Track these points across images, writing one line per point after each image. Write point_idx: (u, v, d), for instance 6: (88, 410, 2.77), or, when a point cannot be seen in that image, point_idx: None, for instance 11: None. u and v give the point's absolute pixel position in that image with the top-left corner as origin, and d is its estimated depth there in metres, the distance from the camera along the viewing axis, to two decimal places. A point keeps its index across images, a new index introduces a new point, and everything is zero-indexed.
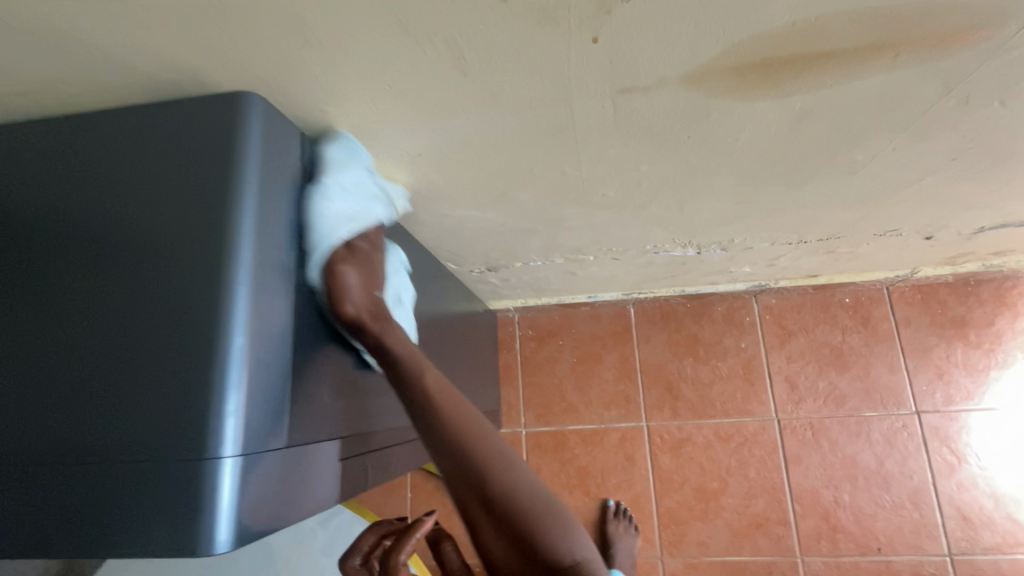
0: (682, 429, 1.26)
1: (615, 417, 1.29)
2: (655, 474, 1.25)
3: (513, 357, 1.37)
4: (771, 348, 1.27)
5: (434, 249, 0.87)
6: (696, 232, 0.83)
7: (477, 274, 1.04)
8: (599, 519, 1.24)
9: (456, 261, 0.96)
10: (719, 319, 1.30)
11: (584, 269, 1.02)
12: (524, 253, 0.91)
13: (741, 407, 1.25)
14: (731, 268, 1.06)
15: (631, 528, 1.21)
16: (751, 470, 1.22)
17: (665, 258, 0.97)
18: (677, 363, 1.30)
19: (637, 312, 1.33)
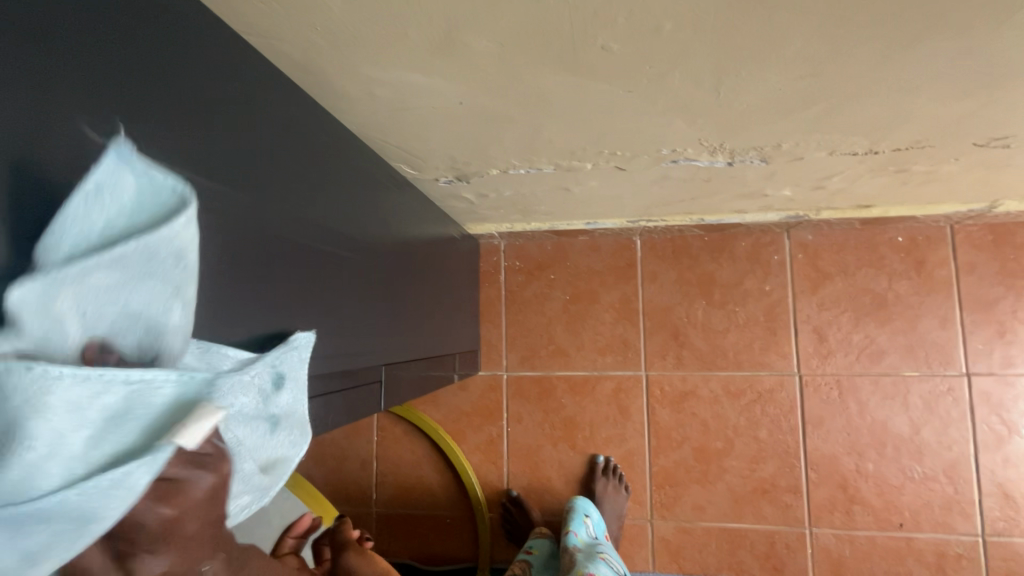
0: (686, 382, 1.09)
1: (610, 364, 1.12)
2: (651, 430, 1.10)
3: (497, 291, 1.18)
4: (801, 292, 1.07)
5: (375, 146, 0.64)
6: (733, 132, 0.61)
7: (446, 185, 0.82)
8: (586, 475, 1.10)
9: (415, 167, 0.73)
10: (741, 257, 1.09)
11: (580, 183, 0.81)
12: (503, 157, 0.70)
13: (758, 360, 1.07)
14: (768, 190, 0.84)
15: (621, 488, 1.07)
16: (762, 431, 1.06)
17: (686, 170, 0.75)
18: (687, 307, 1.10)
19: (644, 245, 1.13)
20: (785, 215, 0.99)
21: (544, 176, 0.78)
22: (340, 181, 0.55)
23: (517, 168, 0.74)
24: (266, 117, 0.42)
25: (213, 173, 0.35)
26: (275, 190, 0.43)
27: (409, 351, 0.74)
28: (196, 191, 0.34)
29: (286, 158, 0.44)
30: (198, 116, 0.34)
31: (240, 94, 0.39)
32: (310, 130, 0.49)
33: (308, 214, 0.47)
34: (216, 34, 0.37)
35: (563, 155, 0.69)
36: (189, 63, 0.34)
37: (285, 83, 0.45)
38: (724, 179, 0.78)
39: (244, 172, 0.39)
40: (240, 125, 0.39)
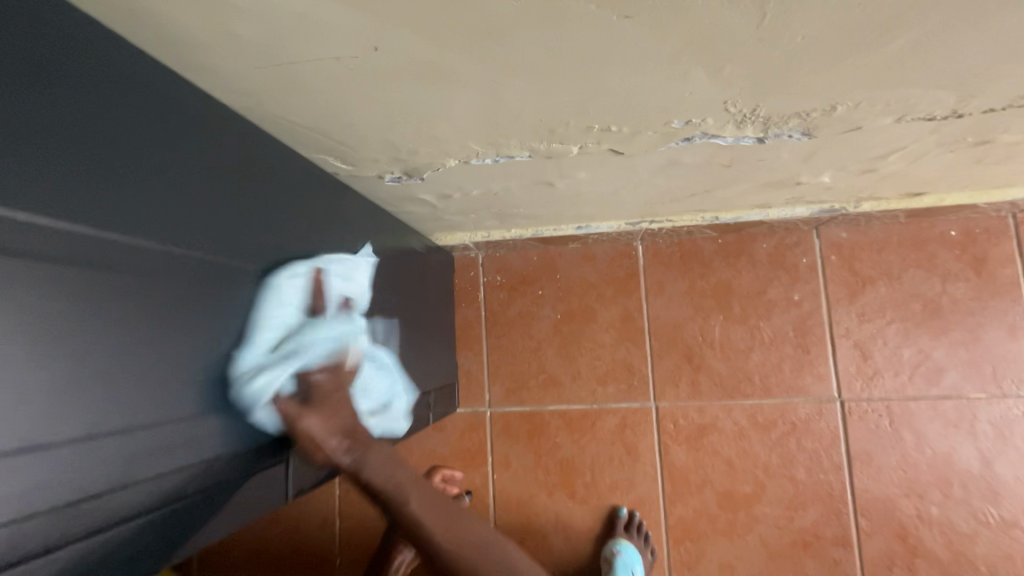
0: (704, 413, 0.91)
1: (612, 395, 0.94)
2: (665, 473, 0.91)
3: (476, 312, 1.00)
4: (837, 301, 0.89)
5: (278, 126, 0.47)
6: (776, 91, 0.44)
7: (394, 184, 0.64)
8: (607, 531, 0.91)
9: (346, 160, 0.56)
10: (763, 262, 0.92)
11: (565, 176, 0.63)
12: (459, 140, 0.52)
13: (790, 384, 0.89)
14: (803, 176, 0.67)
15: (647, 549, 0.88)
16: (799, 470, 0.88)
17: (701, 151, 0.57)
18: (701, 323, 0.93)
19: (647, 251, 0.95)
20: (816, 209, 0.82)
21: (518, 167, 0.60)
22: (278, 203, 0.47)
23: (481, 157, 0.57)
24: (169, 140, 0.36)
25: (40, 206, 0.28)
26: (182, 225, 0.36)
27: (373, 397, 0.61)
28: (54, 239, 0.29)
29: (197, 187, 0.38)
30: (60, 151, 0.29)
31: (125, 116, 0.33)
32: (233, 147, 0.42)
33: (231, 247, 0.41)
34: (47, 26, 0.29)
35: (538, 134, 0.51)
36: None
37: (192, 96, 0.39)
38: (749, 164, 0.61)
39: (133, 208, 0.33)
40: (125, 153, 0.33)
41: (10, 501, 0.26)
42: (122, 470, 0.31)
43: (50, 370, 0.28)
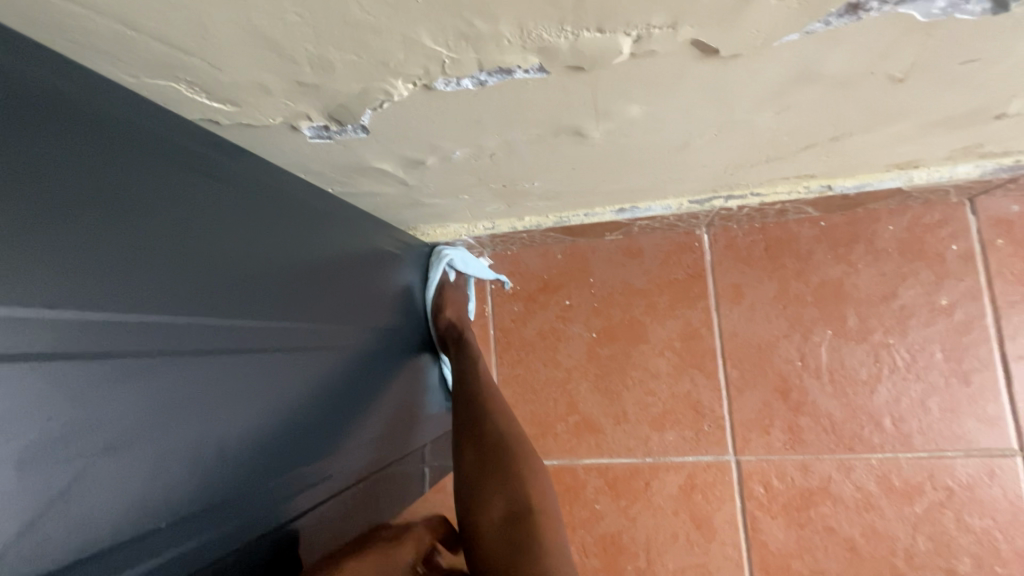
0: (810, 472, 0.63)
1: (673, 445, 0.67)
2: (755, 559, 0.64)
3: (483, 331, 0.75)
4: (1009, 308, 0.60)
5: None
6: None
7: (321, 142, 0.39)
8: None
9: (216, 93, 0.31)
10: (890, 251, 0.63)
11: (605, 113, 0.37)
12: (400, 30, 0.27)
13: (941, 430, 0.61)
14: (1013, 104, 0.39)
15: None
16: (962, 559, 0.59)
17: (867, 45, 0.30)
18: (800, 342, 0.65)
19: (717, 243, 0.68)
20: (990, 166, 0.53)
21: (522, 96, 0.34)
22: (242, 228, 0.36)
23: (449, 77, 0.31)
24: (41, 157, 0.25)
25: (208, 287, 0.32)
26: (245, 289, 0.35)
27: (364, 466, 0.47)
28: (248, 331, 0.35)
29: (97, 219, 0.26)
30: (242, 253, 0.35)
31: (273, 224, 0.39)
32: (158, 160, 0.31)
33: (166, 294, 0.29)
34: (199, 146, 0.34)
35: (553, 2, 0.25)
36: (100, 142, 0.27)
37: (62, 86, 0.26)
38: (942, 71, 0.34)
39: (118, 272, 0.27)
40: (264, 244, 0.37)
41: (173, 535, 0.29)
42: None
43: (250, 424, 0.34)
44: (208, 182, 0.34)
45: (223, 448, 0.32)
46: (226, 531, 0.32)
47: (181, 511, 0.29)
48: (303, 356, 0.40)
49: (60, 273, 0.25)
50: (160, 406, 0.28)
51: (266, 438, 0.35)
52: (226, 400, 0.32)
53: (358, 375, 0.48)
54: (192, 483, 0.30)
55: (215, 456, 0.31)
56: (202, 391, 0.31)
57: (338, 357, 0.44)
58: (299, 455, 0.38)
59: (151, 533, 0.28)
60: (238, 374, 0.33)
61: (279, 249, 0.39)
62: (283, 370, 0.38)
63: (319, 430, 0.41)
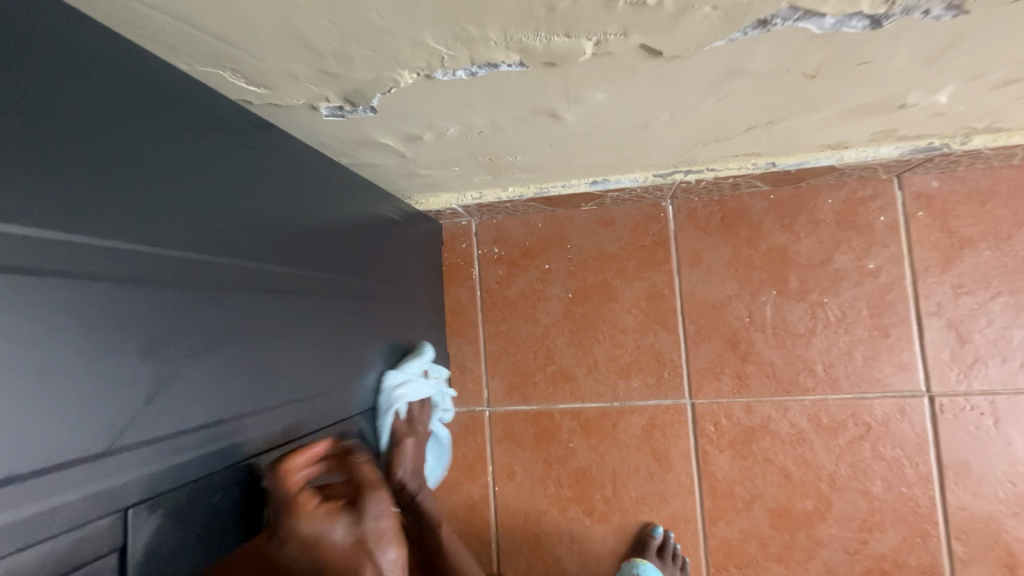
0: (753, 412, 0.73)
1: (637, 390, 0.77)
2: (704, 486, 0.74)
3: (471, 292, 0.83)
4: (925, 271, 0.70)
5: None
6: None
7: (335, 120, 0.46)
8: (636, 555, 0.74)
9: (253, 78, 0.38)
10: (828, 222, 0.72)
11: (575, 99, 0.44)
12: (409, 33, 0.34)
13: (863, 376, 0.71)
14: (910, 95, 0.47)
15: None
16: (875, 482, 0.70)
17: (780, 49, 0.38)
18: (748, 301, 0.74)
19: (680, 213, 0.76)
20: (908, 148, 0.62)
21: (507, 85, 0.41)
22: (267, 188, 0.42)
23: (447, 69, 0.38)
24: (130, 123, 0.31)
25: (268, 241, 0.41)
26: (291, 243, 0.44)
27: (374, 396, 0.57)
28: (296, 276, 0.44)
29: (167, 174, 0.33)
30: (288, 216, 0.44)
31: (306, 193, 0.48)
32: (206, 129, 0.37)
33: (224, 239, 0.37)
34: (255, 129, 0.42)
35: (530, 15, 0.32)
36: (199, 128, 0.36)
37: (160, 75, 0.34)
38: (845, 70, 0.42)
39: (213, 224, 0.36)
40: (301, 210, 0.46)
41: (258, 421, 0.39)
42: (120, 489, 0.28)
43: (301, 348, 0.44)
44: (240, 149, 0.40)
45: (283, 363, 0.42)
46: (286, 425, 0.42)
47: (261, 405, 0.39)
48: (319, 299, 0.47)
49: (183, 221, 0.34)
50: (220, 325, 0.36)
51: (309, 361, 0.45)
52: (263, 326, 0.40)
53: (368, 322, 0.57)
54: (244, 389, 0.37)
55: (280, 368, 0.41)
56: (270, 318, 0.41)
57: (353, 305, 0.54)
58: (328, 378, 0.48)
59: (237, 417, 0.37)
60: (270, 307, 0.41)
61: (297, 208, 0.46)
62: (319, 309, 0.47)
63: (331, 364, 0.48)
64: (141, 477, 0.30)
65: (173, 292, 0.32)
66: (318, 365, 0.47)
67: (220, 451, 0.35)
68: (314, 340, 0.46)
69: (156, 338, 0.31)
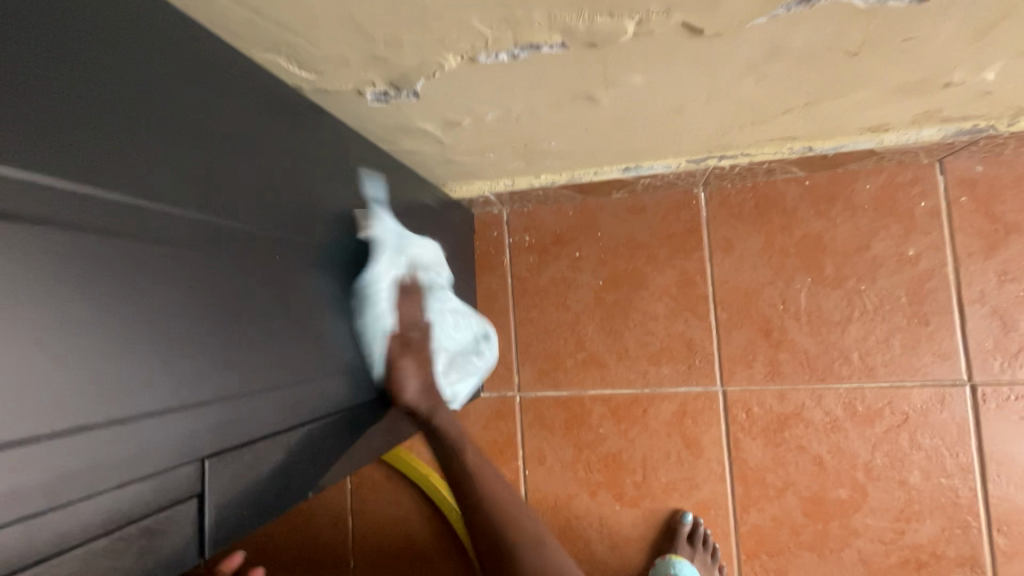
0: (787, 399, 0.73)
1: (668, 377, 0.77)
2: (735, 473, 0.74)
3: (502, 280, 0.84)
4: (968, 258, 0.69)
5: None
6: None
7: (379, 105, 0.48)
8: (669, 543, 0.75)
9: (307, 64, 0.40)
10: (865, 208, 0.71)
11: (613, 81, 0.45)
12: (457, 16, 0.35)
13: (901, 364, 0.70)
14: (956, 73, 0.47)
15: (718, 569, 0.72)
16: (913, 471, 0.69)
17: (821, 25, 0.38)
18: (782, 288, 0.74)
19: (712, 201, 0.76)
20: (951, 130, 0.60)
21: (547, 67, 0.42)
22: (317, 170, 0.44)
23: (490, 52, 0.39)
24: (196, 101, 0.33)
25: (322, 221, 0.44)
26: (343, 224, 0.47)
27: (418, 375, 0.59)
28: (348, 256, 0.47)
29: (224, 152, 0.34)
30: (341, 199, 0.47)
31: (355, 178, 0.50)
32: (271, 113, 0.39)
33: (290, 217, 0.40)
34: (313, 114, 0.45)
35: None
36: (267, 112, 0.39)
37: (236, 65, 0.37)
38: (889, 47, 0.41)
39: (278, 203, 0.39)
40: (352, 193, 0.49)
41: (319, 388, 0.41)
42: (196, 444, 0.30)
43: (355, 320, 0.47)
44: (295, 133, 0.42)
45: (339, 334, 0.44)
46: (343, 394, 0.44)
47: (321, 374, 0.41)
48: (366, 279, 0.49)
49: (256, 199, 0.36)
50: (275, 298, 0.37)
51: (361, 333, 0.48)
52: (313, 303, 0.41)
53: (410, 304, 0.59)
54: (298, 360, 0.39)
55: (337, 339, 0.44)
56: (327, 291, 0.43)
57: (397, 287, 0.56)
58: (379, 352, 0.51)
59: (303, 382, 0.39)
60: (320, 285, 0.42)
61: (343, 191, 0.48)
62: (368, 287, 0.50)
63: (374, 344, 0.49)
64: (212, 435, 0.31)
65: (236, 261, 0.34)
66: (369, 339, 0.49)
67: (278, 418, 0.36)
68: (365, 315, 0.49)
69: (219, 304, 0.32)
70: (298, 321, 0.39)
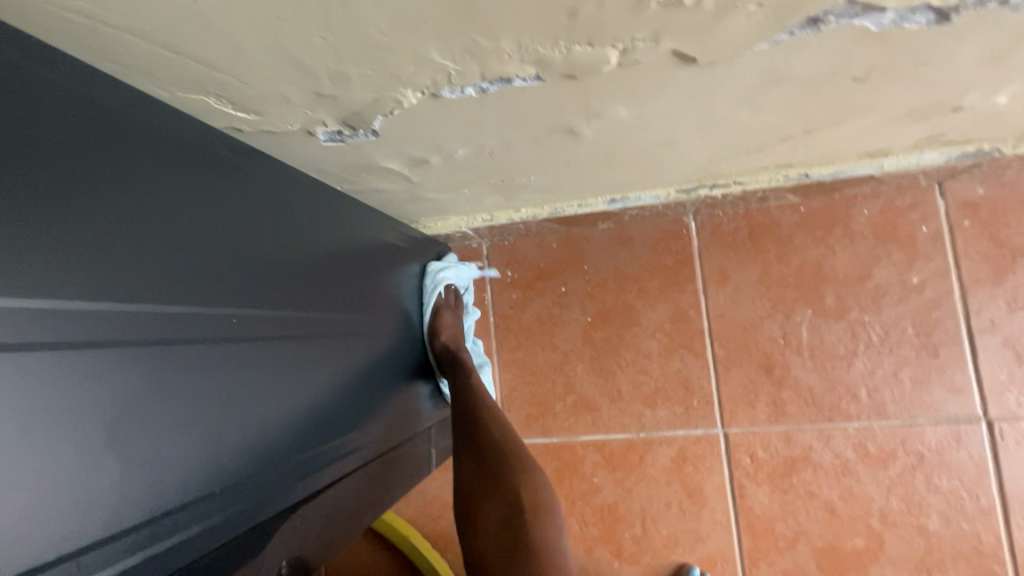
0: (793, 441, 0.68)
1: (665, 420, 0.71)
2: (741, 523, 0.69)
3: (483, 319, 0.78)
4: (976, 284, 0.65)
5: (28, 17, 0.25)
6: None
7: (333, 146, 0.42)
8: None
9: (244, 104, 0.34)
10: (864, 234, 0.67)
11: (595, 114, 0.40)
12: (413, 49, 0.30)
13: (913, 400, 0.65)
14: (967, 97, 0.43)
15: None
16: (932, 517, 0.64)
17: (828, 50, 0.33)
18: (782, 321, 0.69)
19: (703, 229, 0.72)
20: (954, 153, 0.57)
21: (519, 102, 0.37)
22: (263, 232, 0.40)
23: (455, 86, 0.34)
24: (88, 175, 0.28)
25: (268, 287, 0.39)
26: (293, 283, 0.42)
27: (394, 439, 0.54)
28: (299, 321, 0.42)
29: (130, 227, 0.30)
30: (293, 257, 0.42)
31: (309, 228, 0.45)
32: (196, 168, 0.35)
33: (223, 288, 0.35)
34: (256, 165, 0.41)
35: (549, 22, 0.28)
36: (194, 172, 0.35)
37: (147, 120, 0.32)
38: (898, 73, 0.37)
39: (209, 278, 0.34)
40: (304, 247, 0.44)
41: (266, 479, 0.36)
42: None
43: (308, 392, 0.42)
44: (227, 187, 0.37)
45: (288, 411, 0.40)
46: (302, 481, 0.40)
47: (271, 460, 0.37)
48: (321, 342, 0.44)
49: (177, 278, 0.32)
50: (212, 390, 0.33)
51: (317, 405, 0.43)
52: (259, 387, 0.37)
53: (380, 357, 0.54)
54: (243, 456, 0.35)
55: (286, 418, 0.39)
56: (273, 365, 0.39)
57: (364, 343, 0.51)
58: (343, 421, 0.46)
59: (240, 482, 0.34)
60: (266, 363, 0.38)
61: (296, 246, 0.43)
62: (323, 350, 0.45)
63: (329, 417, 0.44)
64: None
65: (150, 356, 0.30)
66: (328, 409, 0.44)
67: (210, 529, 0.32)
68: (321, 381, 0.44)
69: (130, 410, 0.29)
70: (228, 407, 0.34)
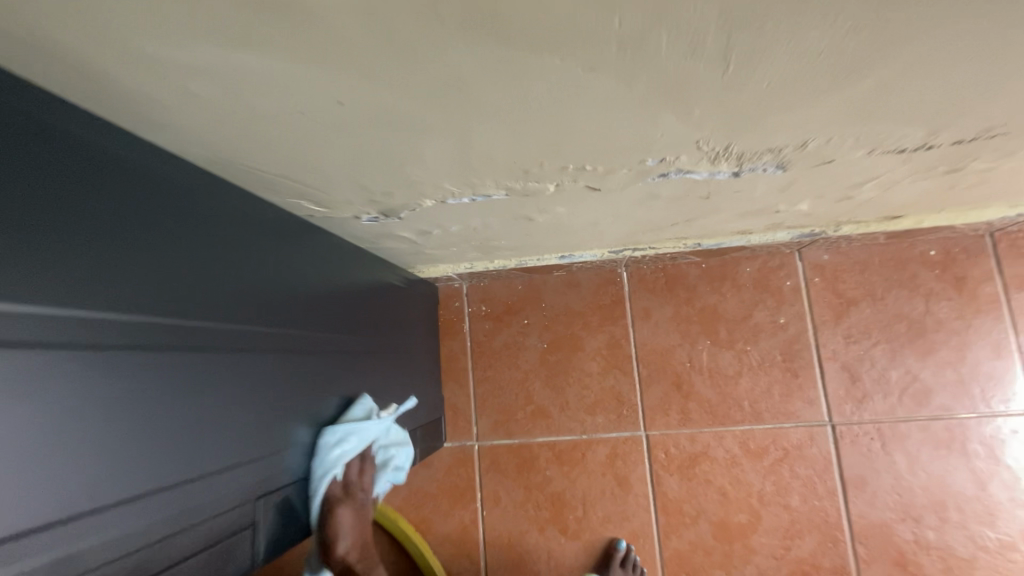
0: (696, 440, 0.90)
1: (602, 425, 0.92)
2: (657, 504, 0.90)
3: (461, 344, 0.99)
4: (823, 324, 0.89)
5: (213, 152, 0.41)
6: (832, 75, 0.36)
7: (370, 224, 0.63)
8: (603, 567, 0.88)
9: (323, 205, 0.55)
10: (747, 286, 0.92)
11: (544, 211, 0.62)
12: (435, 182, 0.52)
13: (781, 409, 0.88)
14: (781, 205, 0.67)
15: None
16: (794, 497, 0.86)
17: (678, 186, 0.57)
18: (689, 349, 0.92)
19: (632, 278, 0.95)
20: (796, 234, 0.82)
21: (495, 205, 0.59)
22: (327, 278, 0.59)
23: (457, 197, 0.56)
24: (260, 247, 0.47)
25: (334, 316, 0.58)
26: (346, 314, 0.61)
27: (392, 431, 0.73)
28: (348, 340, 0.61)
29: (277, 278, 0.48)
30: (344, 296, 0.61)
31: (351, 276, 0.65)
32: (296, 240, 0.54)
33: (315, 317, 0.54)
34: (321, 235, 0.60)
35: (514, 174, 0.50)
36: (297, 243, 0.54)
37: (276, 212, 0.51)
38: (728, 195, 0.61)
39: (309, 309, 0.53)
40: (349, 289, 0.64)
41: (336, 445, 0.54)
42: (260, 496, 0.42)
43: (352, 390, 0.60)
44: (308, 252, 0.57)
45: (344, 401, 0.58)
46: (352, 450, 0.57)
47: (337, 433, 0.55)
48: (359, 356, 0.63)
49: (297, 309, 0.51)
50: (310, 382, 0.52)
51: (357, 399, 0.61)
52: (329, 382, 0.55)
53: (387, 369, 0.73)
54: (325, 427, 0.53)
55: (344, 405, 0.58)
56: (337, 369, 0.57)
57: (380, 358, 0.70)
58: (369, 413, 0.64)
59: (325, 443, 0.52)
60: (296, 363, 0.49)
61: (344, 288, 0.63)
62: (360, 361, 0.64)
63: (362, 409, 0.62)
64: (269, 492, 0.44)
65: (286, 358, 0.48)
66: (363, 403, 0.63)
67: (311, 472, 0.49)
68: (358, 383, 0.62)
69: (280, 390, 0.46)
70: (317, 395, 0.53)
